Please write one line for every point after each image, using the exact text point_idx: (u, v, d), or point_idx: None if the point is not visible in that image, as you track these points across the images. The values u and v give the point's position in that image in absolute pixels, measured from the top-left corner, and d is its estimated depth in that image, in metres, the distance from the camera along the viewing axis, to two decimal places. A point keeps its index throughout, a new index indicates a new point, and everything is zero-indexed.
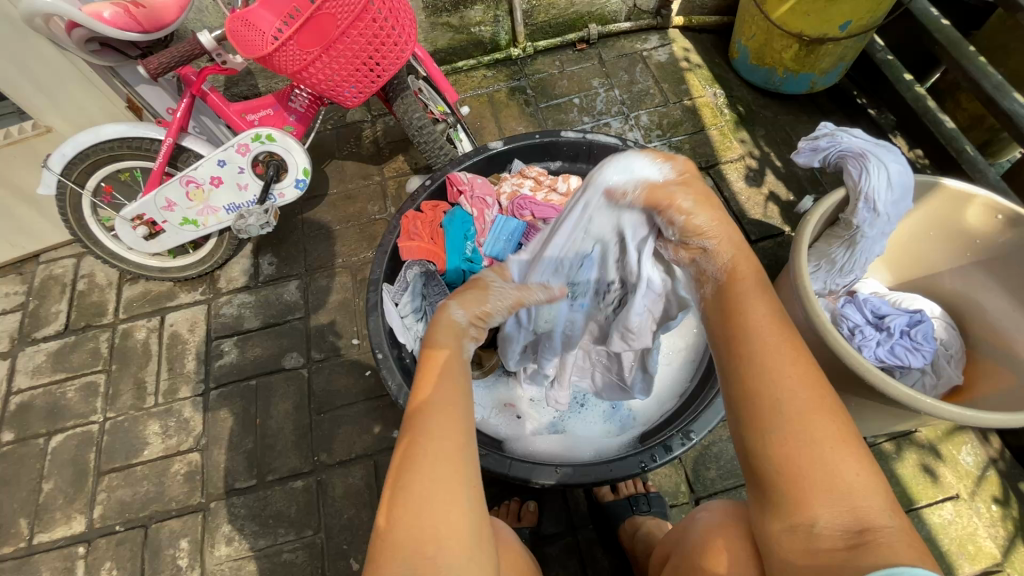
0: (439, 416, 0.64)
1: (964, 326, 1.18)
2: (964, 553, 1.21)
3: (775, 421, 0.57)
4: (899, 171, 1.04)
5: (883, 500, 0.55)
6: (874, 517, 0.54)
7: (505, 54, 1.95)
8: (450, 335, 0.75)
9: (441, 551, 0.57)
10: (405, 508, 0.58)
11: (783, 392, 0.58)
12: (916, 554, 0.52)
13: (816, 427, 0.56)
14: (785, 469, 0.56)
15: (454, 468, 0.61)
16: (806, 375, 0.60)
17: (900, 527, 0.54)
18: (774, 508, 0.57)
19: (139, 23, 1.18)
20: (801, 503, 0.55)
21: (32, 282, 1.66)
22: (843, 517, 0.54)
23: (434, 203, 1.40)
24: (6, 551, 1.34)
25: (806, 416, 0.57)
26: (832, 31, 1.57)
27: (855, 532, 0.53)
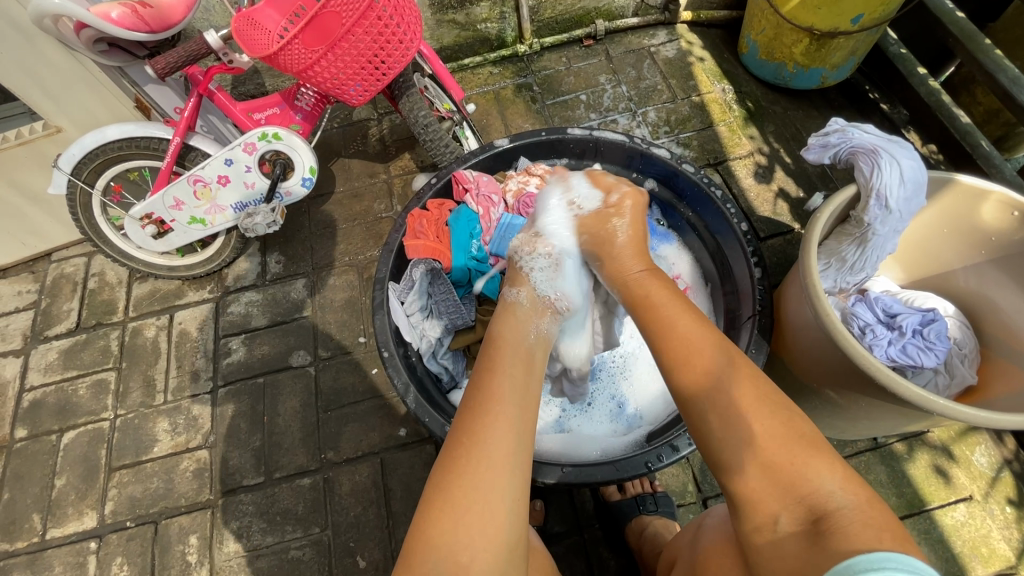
0: (482, 429, 0.70)
1: (978, 325, 1.16)
2: (977, 555, 1.20)
3: (721, 431, 0.68)
4: (912, 167, 1.03)
5: (829, 480, 0.60)
6: (827, 500, 0.59)
7: (512, 50, 1.94)
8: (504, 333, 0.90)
9: (477, 561, 0.61)
10: (448, 519, 0.63)
11: (716, 407, 0.69)
12: (873, 531, 0.54)
13: (744, 432, 0.66)
14: (735, 477, 0.66)
15: (496, 479, 0.66)
16: (732, 386, 0.70)
17: (854, 503, 0.58)
18: (741, 515, 0.65)
19: (147, 23, 1.18)
20: (758, 506, 0.63)
21: (44, 280, 1.68)
22: (794, 509, 0.60)
23: (440, 201, 1.40)
24: (20, 546, 1.36)
25: (735, 424, 0.67)
26: (843, 24, 1.54)
27: (811, 521, 0.58)
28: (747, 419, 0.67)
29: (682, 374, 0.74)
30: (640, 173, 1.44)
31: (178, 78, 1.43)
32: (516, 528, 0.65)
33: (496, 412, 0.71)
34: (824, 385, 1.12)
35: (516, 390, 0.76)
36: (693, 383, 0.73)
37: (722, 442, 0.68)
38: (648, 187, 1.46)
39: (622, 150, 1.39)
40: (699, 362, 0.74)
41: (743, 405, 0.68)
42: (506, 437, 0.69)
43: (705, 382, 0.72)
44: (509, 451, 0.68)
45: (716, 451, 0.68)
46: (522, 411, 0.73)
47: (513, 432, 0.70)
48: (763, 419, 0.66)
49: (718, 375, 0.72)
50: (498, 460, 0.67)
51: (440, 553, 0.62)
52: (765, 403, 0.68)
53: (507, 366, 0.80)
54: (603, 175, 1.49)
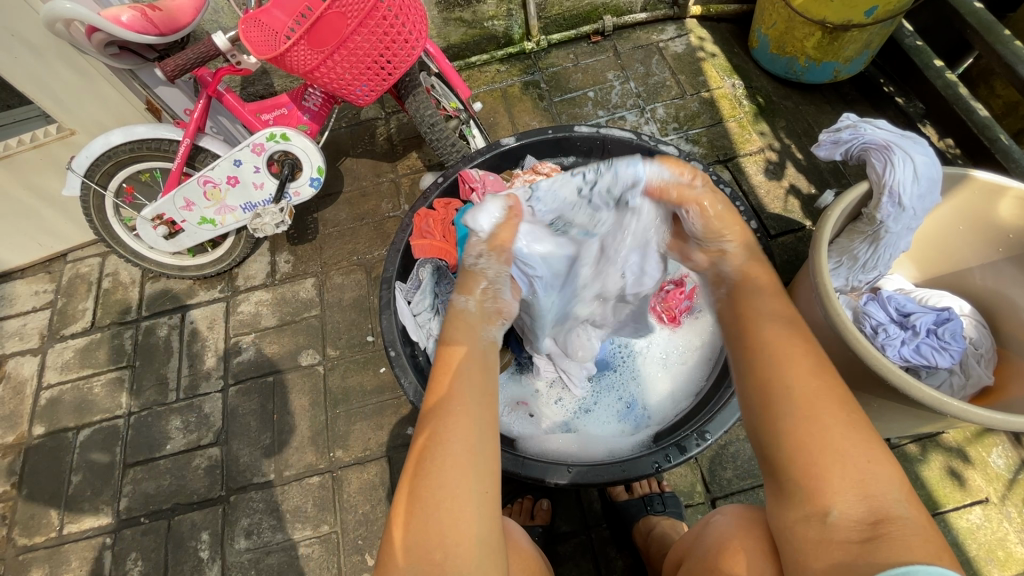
0: (445, 426, 0.69)
1: (996, 324, 1.13)
2: (993, 559, 1.17)
3: (788, 409, 0.65)
4: (926, 162, 1.00)
5: (896, 490, 0.59)
6: (890, 509, 0.58)
7: (519, 48, 1.93)
8: (465, 332, 0.85)
9: (450, 559, 0.61)
10: (417, 520, 0.63)
11: (804, 394, 0.65)
12: (933, 548, 0.55)
13: (823, 423, 0.62)
14: (801, 457, 0.62)
15: (463, 476, 0.65)
16: (817, 375, 0.67)
17: (915, 516, 0.58)
18: (791, 497, 0.62)
19: (157, 26, 1.20)
20: (817, 493, 0.60)
21: (61, 280, 1.71)
22: (857, 505, 0.58)
23: (446, 200, 1.37)
24: (38, 540, 1.39)
25: (818, 413, 0.63)
26: (856, 17, 1.51)
27: (869, 524, 0.57)
28: (833, 412, 0.63)
29: (780, 352, 0.70)
30: None
31: (188, 81, 1.45)
32: (487, 521, 0.65)
33: (453, 408, 0.71)
34: None
35: (477, 389, 0.74)
36: (777, 363, 0.69)
37: (800, 422, 0.63)
38: None
39: (629, 148, 1.39)
40: (791, 348, 0.70)
41: (819, 393, 0.65)
42: (468, 435, 0.68)
43: (802, 364, 0.68)
44: (472, 447, 0.68)
45: (790, 426, 0.64)
46: (482, 407, 0.72)
47: (475, 425, 0.70)
48: (843, 416, 0.63)
49: (804, 363, 0.68)
50: (462, 456, 0.66)
51: (412, 555, 0.62)
52: (847, 402, 0.65)
53: (466, 364, 0.78)
54: None
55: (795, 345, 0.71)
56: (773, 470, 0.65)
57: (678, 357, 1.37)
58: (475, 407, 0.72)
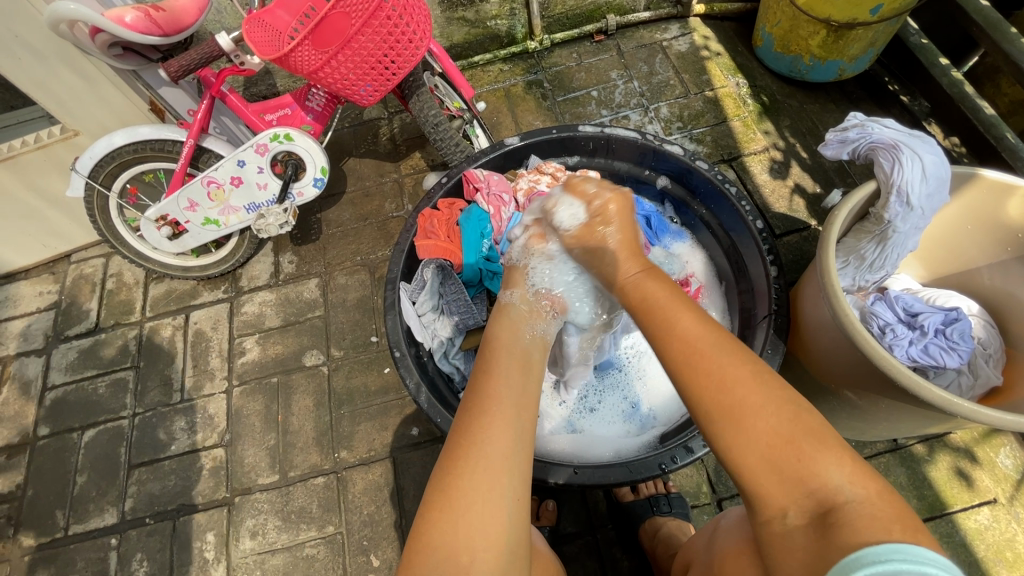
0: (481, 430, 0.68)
1: (1004, 324, 1.12)
2: (1001, 560, 1.17)
3: (720, 429, 0.64)
4: (935, 162, 0.99)
5: (837, 473, 0.58)
6: (835, 494, 0.57)
7: (522, 47, 1.93)
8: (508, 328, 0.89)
9: (477, 562, 0.61)
10: (447, 521, 0.63)
11: (726, 409, 0.64)
12: (883, 523, 0.53)
13: (751, 432, 0.62)
14: (744, 474, 0.62)
15: (495, 481, 0.65)
16: (736, 380, 0.65)
17: (863, 496, 0.56)
18: (753, 508, 0.63)
19: (161, 27, 1.19)
20: (767, 499, 0.61)
21: (64, 281, 1.71)
22: (804, 502, 0.58)
23: (451, 200, 1.40)
24: (43, 541, 1.39)
25: (745, 421, 0.62)
26: (861, 15, 1.50)
27: (819, 514, 0.57)
28: (758, 415, 0.62)
29: (696, 376, 0.67)
30: (652, 170, 1.43)
31: (192, 81, 1.44)
32: (516, 526, 0.65)
33: (490, 412, 0.70)
34: (843, 386, 1.10)
35: (515, 391, 0.74)
36: (693, 380, 0.67)
37: (729, 440, 0.63)
38: (661, 184, 1.44)
39: (634, 147, 1.38)
40: (706, 354, 0.68)
41: (747, 404, 0.63)
42: (505, 439, 0.68)
43: (723, 384, 0.65)
44: (507, 452, 0.67)
45: (727, 450, 0.63)
46: (520, 411, 0.72)
47: (513, 431, 0.69)
48: (769, 416, 0.62)
49: (720, 369, 0.66)
50: (497, 461, 0.66)
51: (439, 555, 0.62)
52: (774, 398, 0.63)
53: (503, 366, 0.78)
54: (614, 172, 1.48)
55: (707, 349, 0.68)
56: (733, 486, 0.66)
57: None
58: (514, 412, 0.71)
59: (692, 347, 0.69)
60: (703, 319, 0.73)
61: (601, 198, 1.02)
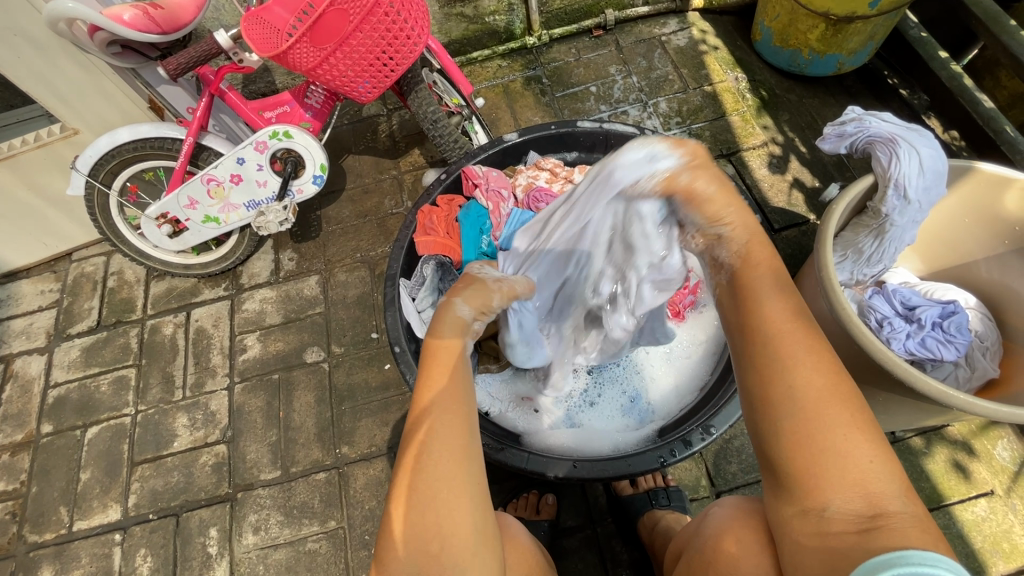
0: (436, 425, 0.67)
1: (1002, 316, 1.13)
2: (998, 551, 1.17)
3: (787, 409, 0.59)
4: (931, 155, 1.00)
5: (896, 485, 0.56)
6: (889, 503, 0.55)
7: (520, 43, 1.93)
8: (458, 330, 0.78)
9: (447, 551, 0.61)
10: (412, 514, 0.63)
11: (802, 384, 0.59)
12: (930, 539, 0.53)
13: (828, 422, 0.57)
14: (793, 456, 0.58)
15: (456, 469, 0.65)
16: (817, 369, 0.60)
17: (913, 509, 0.55)
18: (787, 493, 0.59)
19: (159, 24, 1.19)
20: (813, 493, 0.57)
21: (66, 279, 1.72)
22: (854, 503, 0.55)
23: (449, 196, 1.39)
24: (48, 538, 1.40)
25: (820, 411, 0.58)
26: (860, 9, 1.50)
27: (867, 517, 0.55)
28: (833, 405, 0.58)
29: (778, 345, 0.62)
30: None
31: (191, 79, 1.44)
32: (483, 512, 0.65)
33: (445, 407, 0.68)
34: None
35: (465, 384, 0.73)
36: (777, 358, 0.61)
37: (801, 425, 0.58)
38: None
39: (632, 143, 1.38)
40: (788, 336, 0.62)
41: (824, 396, 0.58)
42: (462, 429, 0.68)
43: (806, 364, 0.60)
44: (465, 443, 0.67)
45: (788, 424, 0.58)
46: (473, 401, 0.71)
47: (468, 423, 0.69)
48: (847, 411, 0.58)
49: (805, 355, 0.61)
50: (456, 453, 0.65)
51: (412, 548, 0.62)
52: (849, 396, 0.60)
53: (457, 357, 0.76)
54: None
55: (789, 337, 0.62)
56: (766, 464, 0.62)
57: (685, 350, 1.37)
58: (467, 402, 0.71)
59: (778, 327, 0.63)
60: (788, 302, 0.65)
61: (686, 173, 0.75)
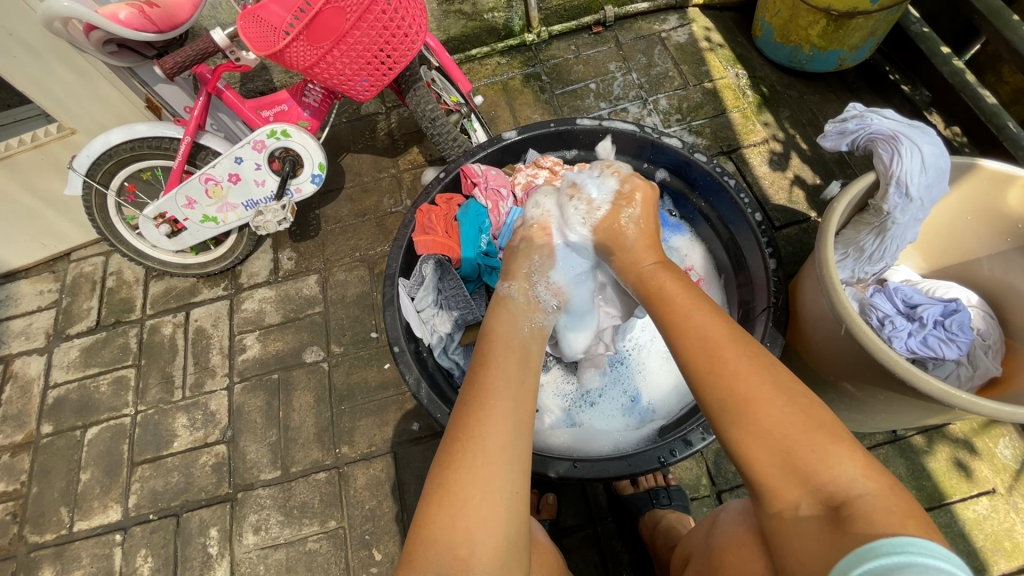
0: (479, 421, 0.69)
1: (1004, 314, 1.12)
2: (1000, 549, 1.17)
3: (725, 423, 0.65)
4: (934, 153, 0.99)
5: (850, 468, 0.58)
6: (848, 489, 0.57)
7: (519, 40, 1.91)
8: (504, 319, 0.87)
9: (476, 557, 0.62)
10: (447, 514, 0.64)
11: (733, 391, 0.65)
12: (897, 517, 0.53)
13: (760, 426, 0.62)
14: (752, 463, 0.63)
15: (496, 474, 0.65)
16: (745, 372, 0.65)
17: (874, 490, 0.56)
18: (762, 499, 0.64)
19: (155, 23, 1.18)
20: (778, 493, 0.61)
21: (64, 279, 1.71)
22: (815, 497, 0.58)
23: (449, 195, 1.39)
24: (48, 538, 1.40)
25: (753, 414, 0.63)
26: (861, 5, 1.49)
27: (831, 508, 0.57)
28: (766, 405, 0.63)
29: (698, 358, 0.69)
30: (650, 164, 1.42)
31: (188, 77, 1.43)
32: (516, 519, 0.66)
33: (489, 407, 0.70)
34: (842, 377, 1.09)
35: (512, 383, 0.74)
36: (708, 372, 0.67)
37: (743, 433, 0.63)
38: (659, 178, 1.44)
39: (632, 140, 1.37)
40: (721, 349, 0.68)
41: (757, 396, 0.63)
42: (502, 432, 0.68)
43: (729, 371, 0.66)
44: (504, 447, 0.67)
45: (732, 439, 0.64)
46: (518, 401, 0.72)
47: (510, 423, 0.69)
48: (782, 409, 0.62)
49: (734, 360, 0.67)
50: (495, 456, 0.66)
51: (440, 551, 0.63)
52: (782, 390, 0.64)
53: (499, 358, 0.78)
54: None
55: (723, 345, 0.69)
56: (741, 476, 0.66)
57: None
58: (511, 401, 0.71)
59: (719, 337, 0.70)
60: (715, 314, 0.74)
61: (631, 183, 1.06)
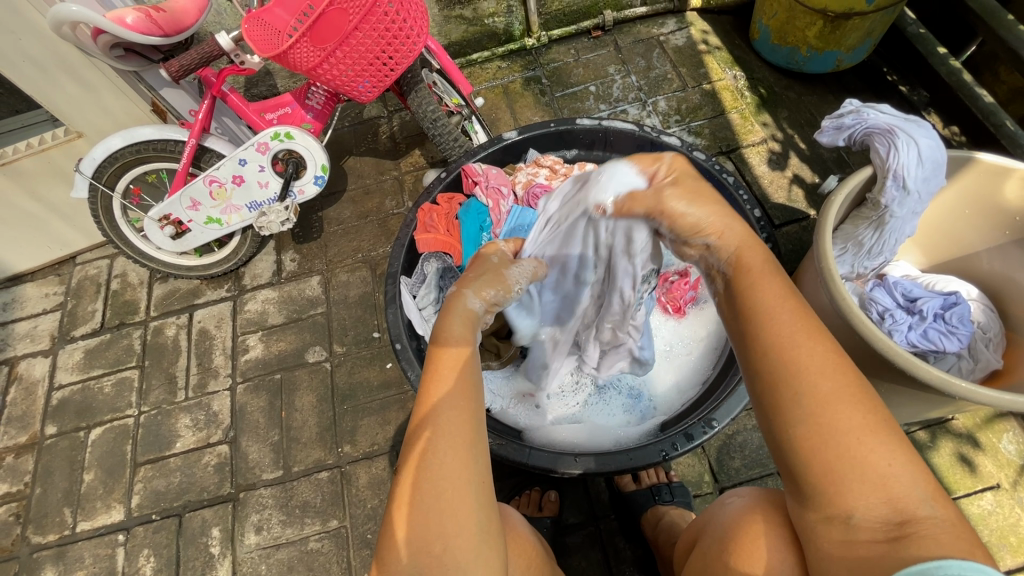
0: (442, 418, 0.67)
1: (1005, 308, 1.12)
2: (1006, 545, 1.16)
3: (797, 413, 0.58)
4: (931, 146, 1.00)
5: (921, 488, 0.55)
6: (916, 507, 0.54)
7: (520, 44, 1.94)
8: (465, 327, 0.80)
9: (450, 551, 0.61)
10: (415, 514, 0.63)
11: (809, 382, 0.58)
12: (964, 545, 0.52)
13: (838, 427, 0.56)
14: (815, 463, 0.57)
15: (459, 469, 0.64)
16: (826, 368, 0.59)
17: (942, 514, 0.54)
18: (810, 500, 0.59)
19: (161, 27, 1.20)
20: (837, 498, 0.56)
21: (70, 282, 1.73)
22: (880, 510, 0.54)
23: (449, 195, 1.40)
24: (50, 539, 1.40)
25: (828, 411, 0.57)
26: (858, 5, 1.51)
27: (894, 524, 0.54)
28: (843, 405, 0.57)
29: (772, 335, 0.62)
30: None
31: (193, 82, 1.46)
32: (486, 512, 0.65)
33: (452, 405, 0.68)
34: None
35: (473, 380, 0.73)
36: (781, 359, 0.60)
37: (814, 428, 0.57)
38: None
39: (631, 139, 1.39)
40: (800, 342, 0.60)
41: (833, 394, 0.57)
42: (464, 426, 0.67)
43: (808, 356, 0.59)
44: (469, 440, 0.67)
45: (800, 432, 0.57)
46: (477, 400, 0.71)
47: (471, 419, 0.68)
48: (858, 409, 0.57)
49: (817, 356, 0.59)
50: (459, 450, 0.65)
51: (415, 545, 0.62)
52: (860, 394, 0.58)
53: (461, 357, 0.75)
54: None
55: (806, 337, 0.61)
56: (786, 471, 0.61)
57: (686, 345, 1.37)
58: (471, 394, 0.71)
59: (777, 335, 0.62)
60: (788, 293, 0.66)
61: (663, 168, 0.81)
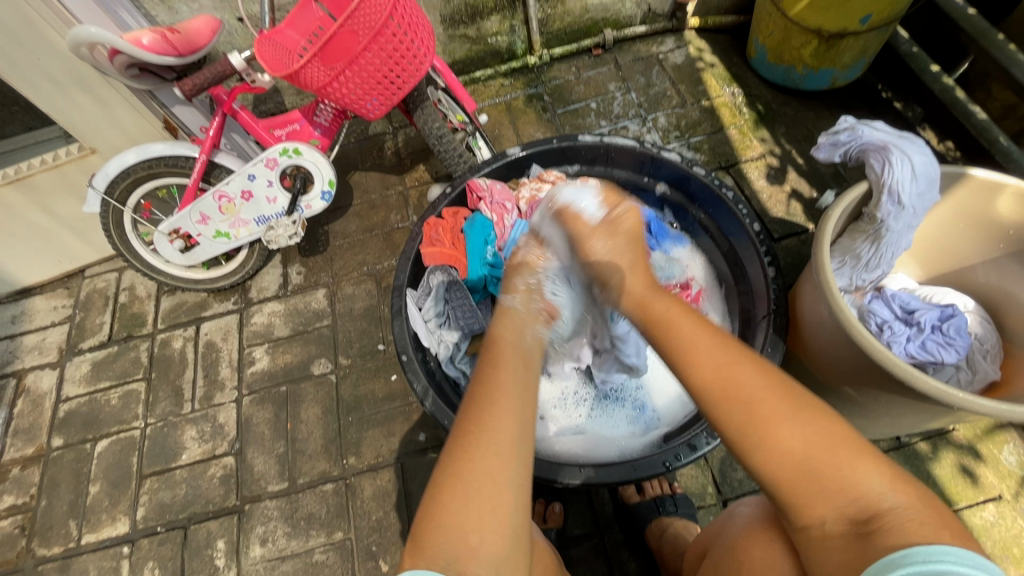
0: (494, 415, 0.70)
1: (1002, 320, 1.14)
2: (1009, 556, 1.17)
3: (748, 442, 0.65)
4: (924, 161, 1.02)
5: (878, 481, 0.60)
6: (878, 501, 0.59)
7: (522, 62, 1.98)
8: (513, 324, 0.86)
9: (484, 544, 0.62)
10: (456, 500, 0.64)
11: (749, 410, 0.65)
12: (930, 529, 0.55)
13: (782, 447, 0.63)
14: (779, 483, 0.63)
15: (502, 465, 0.66)
16: (760, 394, 0.66)
17: (904, 502, 0.58)
18: (787, 513, 0.64)
19: (176, 48, 1.24)
20: (806, 508, 0.62)
21: (78, 295, 1.75)
22: (843, 512, 0.60)
23: (454, 209, 1.43)
24: (55, 551, 1.40)
25: (772, 433, 0.63)
26: (852, 25, 1.55)
27: (861, 520, 0.59)
28: (783, 424, 0.63)
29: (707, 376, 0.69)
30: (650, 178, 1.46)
31: (204, 99, 1.49)
32: (520, 513, 0.66)
33: (500, 403, 0.71)
34: (845, 382, 1.11)
35: (519, 384, 0.75)
36: (720, 397, 0.67)
37: (763, 453, 0.64)
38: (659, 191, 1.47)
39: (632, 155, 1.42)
40: (732, 376, 0.68)
41: (774, 417, 0.64)
42: (510, 425, 0.69)
43: (742, 387, 0.67)
44: (513, 439, 0.68)
45: (756, 459, 0.64)
46: (524, 402, 0.73)
47: (517, 419, 0.70)
48: (797, 425, 0.63)
49: (750, 386, 0.66)
50: (504, 449, 0.67)
51: (450, 537, 0.62)
52: (798, 406, 0.64)
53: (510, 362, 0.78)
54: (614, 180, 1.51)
55: (735, 370, 0.68)
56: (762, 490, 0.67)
57: None
58: (523, 397, 0.73)
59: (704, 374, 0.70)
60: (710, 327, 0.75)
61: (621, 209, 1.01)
